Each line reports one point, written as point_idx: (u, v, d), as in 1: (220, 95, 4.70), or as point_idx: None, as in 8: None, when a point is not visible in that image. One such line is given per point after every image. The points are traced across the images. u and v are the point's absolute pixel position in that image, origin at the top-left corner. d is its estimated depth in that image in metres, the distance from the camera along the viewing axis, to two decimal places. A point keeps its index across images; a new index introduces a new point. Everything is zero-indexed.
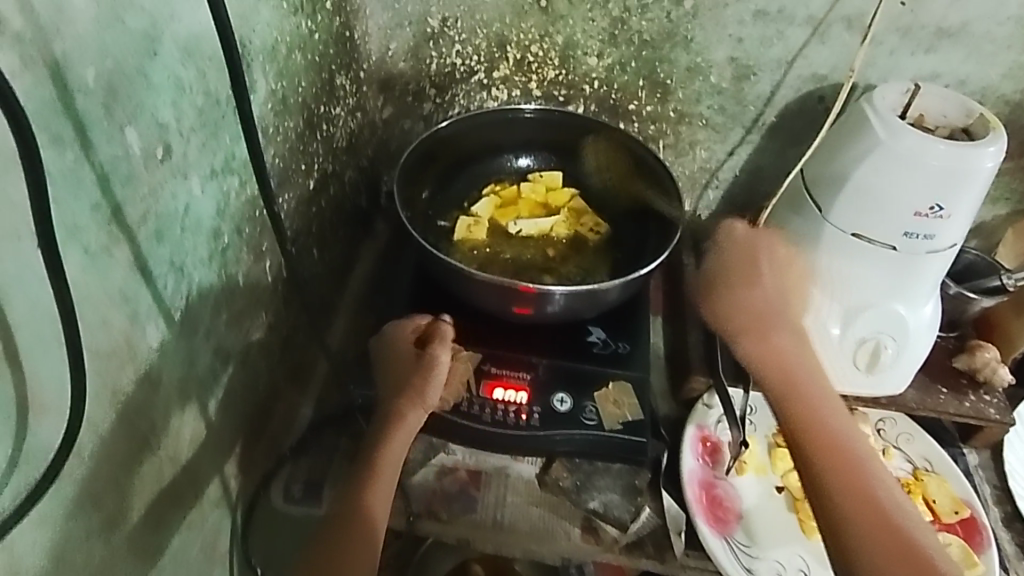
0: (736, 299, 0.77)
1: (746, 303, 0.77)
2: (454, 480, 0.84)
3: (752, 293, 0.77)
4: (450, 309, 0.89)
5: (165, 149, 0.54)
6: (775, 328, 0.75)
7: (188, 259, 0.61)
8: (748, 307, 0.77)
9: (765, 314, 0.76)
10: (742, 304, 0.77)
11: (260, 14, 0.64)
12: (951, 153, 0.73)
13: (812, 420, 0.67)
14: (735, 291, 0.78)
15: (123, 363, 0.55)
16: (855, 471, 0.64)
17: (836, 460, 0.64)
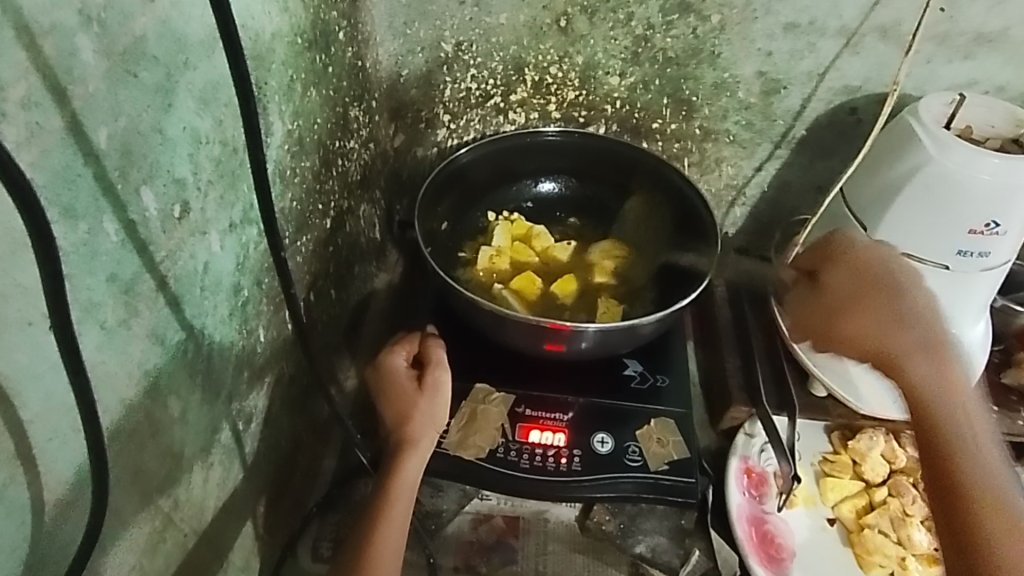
0: (856, 307, 0.67)
1: (857, 311, 0.67)
2: (490, 529, 0.80)
3: (859, 289, 0.68)
4: (474, 348, 0.85)
5: (182, 207, 0.50)
6: (876, 337, 0.65)
7: (208, 320, 0.56)
8: (858, 313, 0.67)
9: (860, 319, 0.66)
10: (847, 301, 0.68)
11: (275, 52, 0.60)
12: (1004, 167, 0.69)
13: (934, 428, 0.56)
14: (853, 291, 0.69)
15: (144, 441, 0.51)
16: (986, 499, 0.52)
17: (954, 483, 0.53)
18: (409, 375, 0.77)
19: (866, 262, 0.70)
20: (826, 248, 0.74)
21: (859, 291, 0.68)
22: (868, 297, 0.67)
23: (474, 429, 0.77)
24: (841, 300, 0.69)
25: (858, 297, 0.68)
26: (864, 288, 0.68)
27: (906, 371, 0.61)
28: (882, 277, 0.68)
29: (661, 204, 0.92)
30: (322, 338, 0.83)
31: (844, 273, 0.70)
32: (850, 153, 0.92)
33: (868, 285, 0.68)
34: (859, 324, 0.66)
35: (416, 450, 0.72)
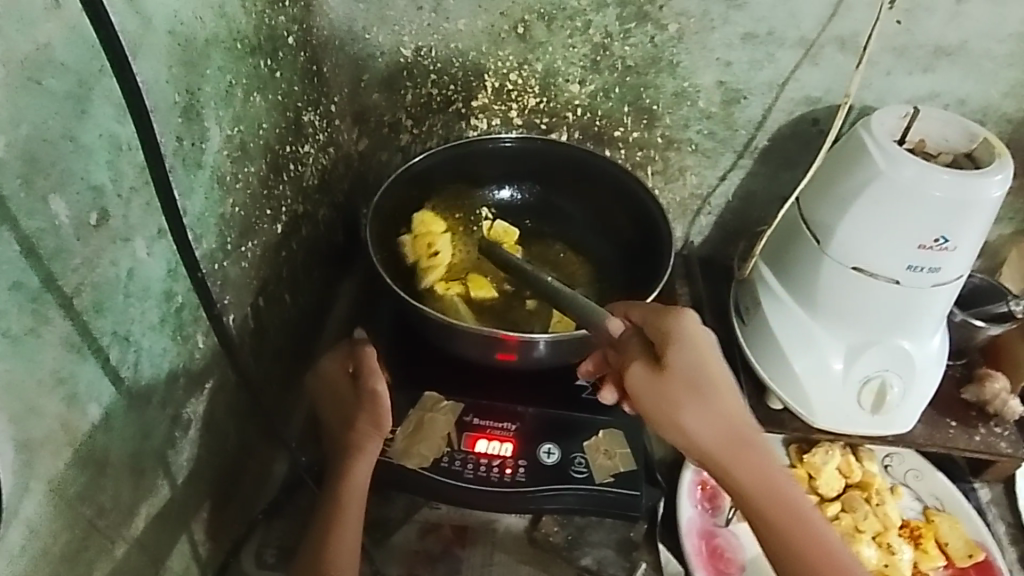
0: (693, 404, 0.59)
1: (689, 410, 0.59)
2: (438, 539, 0.79)
3: (698, 381, 0.59)
4: (426, 357, 0.85)
5: (100, 214, 0.50)
6: (753, 442, 0.61)
7: (135, 327, 0.56)
8: (693, 414, 0.59)
9: (711, 414, 0.60)
10: (687, 390, 0.59)
11: (210, 58, 0.60)
12: (955, 183, 0.68)
13: (801, 525, 0.59)
14: (693, 380, 0.59)
15: (60, 450, 0.50)
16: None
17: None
18: (348, 383, 0.75)
19: (695, 345, 0.60)
20: (661, 318, 0.62)
21: (696, 381, 0.59)
22: (701, 390, 0.59)
23: (420, 438, 0.76)
24: (700, 387, 0.59)
25: (695, 389, 0.59)
26: (703, 386, 0.59)
27: (751, 485, 0.60)
28: (705, 374, 0.59)
29: (621, 212, 0.92)
30: (274, 343, 0.83)
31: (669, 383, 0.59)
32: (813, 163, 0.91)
33: (708, 377, 0.59)
34: (722, 429, 0.60)
35: (364, 456, 0.71)
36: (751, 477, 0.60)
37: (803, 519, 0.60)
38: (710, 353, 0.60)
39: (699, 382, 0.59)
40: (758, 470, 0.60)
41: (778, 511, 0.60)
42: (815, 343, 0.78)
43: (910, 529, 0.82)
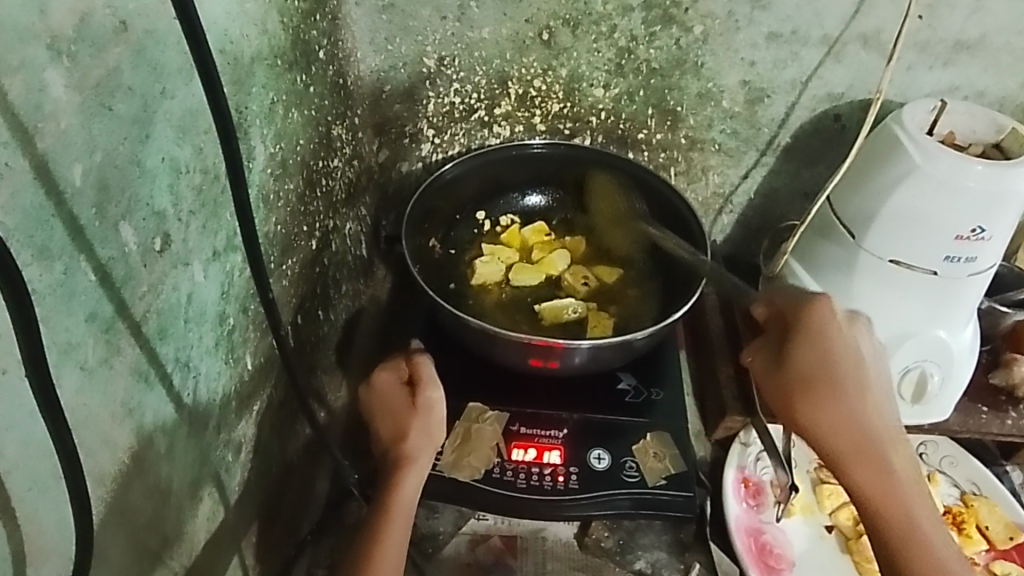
0: (810, 398, 0.63)
1: (806, 405, 0.63)
2: (488, 550, 0.77)
3: (820, 378, 0.63)
4: (464, 366, 0.84)
5: (163, 239, 0.49)
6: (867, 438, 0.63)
7: (194, 352, 0.55)
8: (812, 403, 0.63)
9: (840, 418, 0.63)
10: (799, 386, 0.63)
11: (255, 76, 0.59)
12: (989, 173, 0.70)
13: (915, 525, 0.62)
14: (824, 380, 0.62)
15: (130, 481, 0.49)
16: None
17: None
18: (403, 392, 0.76)
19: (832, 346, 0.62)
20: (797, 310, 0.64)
21: (807, 378, 0.63)
22: (820, 386, 0.63)
23: (469, 450, 0.76)
24: (835, 384, 0.63)
25: (809, 387, 0.63)
26: (836, 385, 0.63)
27: (857, 475, 0.63)
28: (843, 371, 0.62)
29: (649, 212, 0.92)
30: (311, 360, 0.82)
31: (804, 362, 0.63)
32: (835, 159, 0.92)
33: (823, 369, 0.62)
34: (833, 419, 0.63)
35: (415, 467, 0.70)
36: (869, 469, 0.62)
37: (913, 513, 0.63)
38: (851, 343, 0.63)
39: (814, 378, 0.63)
40: (876, 464, 0.63)
41: (890, 505, 0.62)
42: None
43: (952, 515, 0.84)
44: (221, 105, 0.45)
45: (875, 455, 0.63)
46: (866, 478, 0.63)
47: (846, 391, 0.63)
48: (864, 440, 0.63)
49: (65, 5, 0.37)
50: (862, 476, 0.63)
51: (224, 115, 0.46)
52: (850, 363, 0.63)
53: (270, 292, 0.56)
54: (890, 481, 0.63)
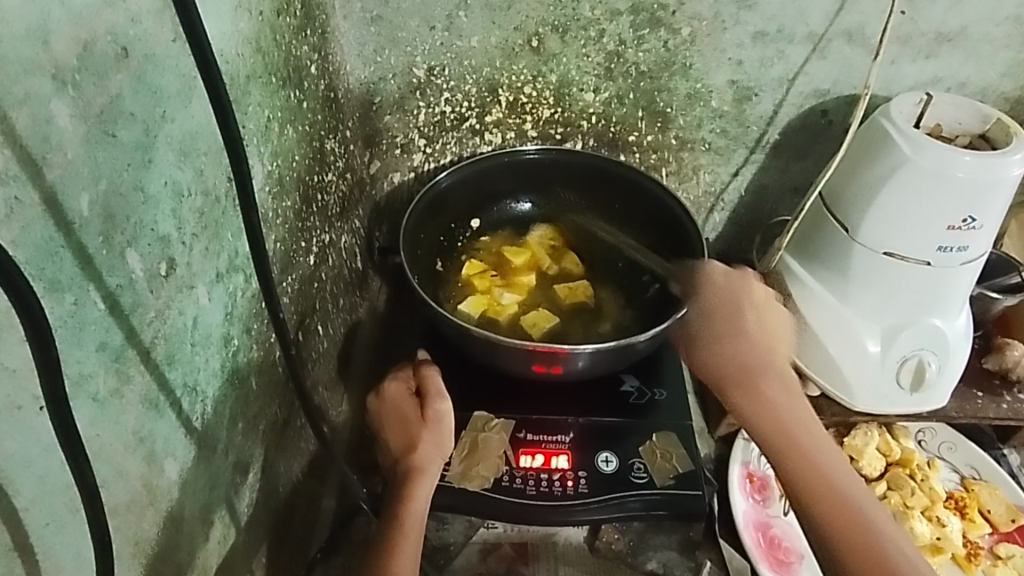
0: (710, 345, 0.72)
1: (711, 351, 0.72)
2: (500, 558, 0.78)
3: (709, 342, 0.73)
4: (466, 375, 0.84)
5: (168, 264, 0.48)
6: (753, 369, 0.69)
7: (201, 375, 0.54)
8: (710, 351, 0.72)
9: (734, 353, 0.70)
10: (699, 343, 0.73)
11: (251, 94, 0.59)
12: (978, 164, 0.71)
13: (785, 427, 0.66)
14: (699, 341, 0.74)
15: (143, 510, 0.48)
16: (858, 540, 0.61)
17: (838, 519, 0.61)
18: (413, 403, 0.76)
19: (726, 310, 0.74)
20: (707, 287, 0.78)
21: (693, 337, 0.75)
22: (710, 341, 0.73)
23: (477, 459, 0.76)
24: (696, 340, 0.74)
25: (712, 337, 0.73)
26: (719, 332, 0.73)
27: (761, 397, 0.68)
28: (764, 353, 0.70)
29: (643, 214, 0.92)
30: (313, 377, 0.81)
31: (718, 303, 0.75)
32: (823, 153, 0.94)
33: (718, 332, 0.73)
34: (733, 341, 0.71)
35: (425, 478, 0.71)
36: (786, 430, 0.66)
37: (801, 434, 0.66)
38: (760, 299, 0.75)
39: (708, 339, 0.73)
40: (750, 390, 0.68)
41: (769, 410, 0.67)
42: (851, 328, 0.80)
43: (955, 500, 0.85)
44: (230, 129, 0.45)
45: (754, 382, 0.68)
46: (743, 401, 0.68)
47: (704, 332, 0.74)
48: (740, 364, 0.69)
49: (67, 35, 0.37)
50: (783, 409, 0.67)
51: (231, 137, 0.46)
52: (744, 308, 0.74)
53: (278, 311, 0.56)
54: (768, 403, 0.67)
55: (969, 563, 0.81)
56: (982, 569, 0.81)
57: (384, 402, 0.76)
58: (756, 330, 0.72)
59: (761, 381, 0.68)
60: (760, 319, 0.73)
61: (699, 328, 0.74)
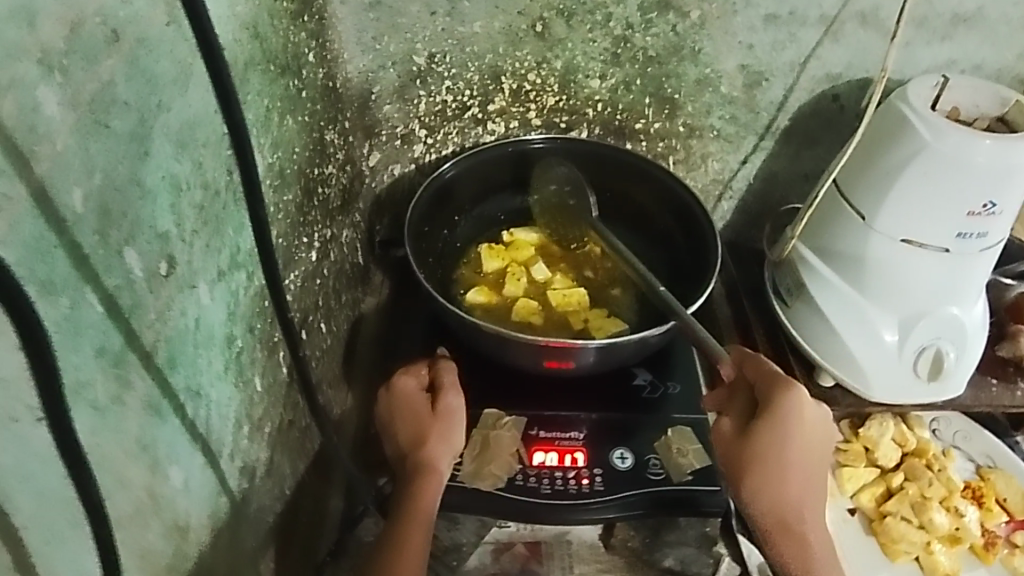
0: (754, 473, 0.62)
1: (750, 478, 0.63)
2: (513, 558, 0.76)
3: (764, 468, 0.63)
4: (473, 371, 0.82)
5: (168, 262, 0.46)
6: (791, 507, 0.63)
7: (204, 379, 0.52)
8: (758, 481, 0.63)
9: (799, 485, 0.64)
10: (747, 466, 0.63)
11: (250, 83, 0.56)
12: (998, 147, 0.69)
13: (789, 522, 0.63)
14: (744, 455, 0.63)
15: (147, 520, 0.46)
16: None
17: None
18: (424, 397, 0.75)
19: (792, 419, 0.62)
20: (769, 392, 0.64)
21: (757, 458, 0.62)
22: (767, 468, 0.62)
23: (489, 458, 0.74)
24: (759, 461, 0.62)
25: (757, 464, 0.62)
26: (774, 466, 0.62)
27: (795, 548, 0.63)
28: (809, 441, 0.64)
29: (652, 203, 0.90)
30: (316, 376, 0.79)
31: (781, 425, 0.62)
32: (834, 140, 0.92)
33: (772, 456, 0.62)
34: (801, 460, 0.63)
35: (435, 476, 0.69)
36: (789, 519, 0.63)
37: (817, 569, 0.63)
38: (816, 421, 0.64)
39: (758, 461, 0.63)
40: (792, 538, 0.63)
41: (779, 499, 0.63)
42: (866, 317, 0.79)
43: (971, 489, 0.83)
44: (235, 117, 0.43)
45: (795, 532, 0.63)
46: (755, 487, 0.63)
47: (777, 452, 0.62)
48: (783, 517, 0.63)
49: (56, 16, 0.34)
50: (796, 534, 0.63)
51: (235, 127, 0.43)
52: (803, 428, 0.63)
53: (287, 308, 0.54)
54: (806, 549, 0.64)
55: (985, 554, 0.79)
56: (1000, 558, 0.80)
57: (399, 396, 0.75)
58: (818, 455, 0.65)
59: (801, 518, 0.64)
60: (819, 431, 0.65)
61: (765, 456, 0.62)
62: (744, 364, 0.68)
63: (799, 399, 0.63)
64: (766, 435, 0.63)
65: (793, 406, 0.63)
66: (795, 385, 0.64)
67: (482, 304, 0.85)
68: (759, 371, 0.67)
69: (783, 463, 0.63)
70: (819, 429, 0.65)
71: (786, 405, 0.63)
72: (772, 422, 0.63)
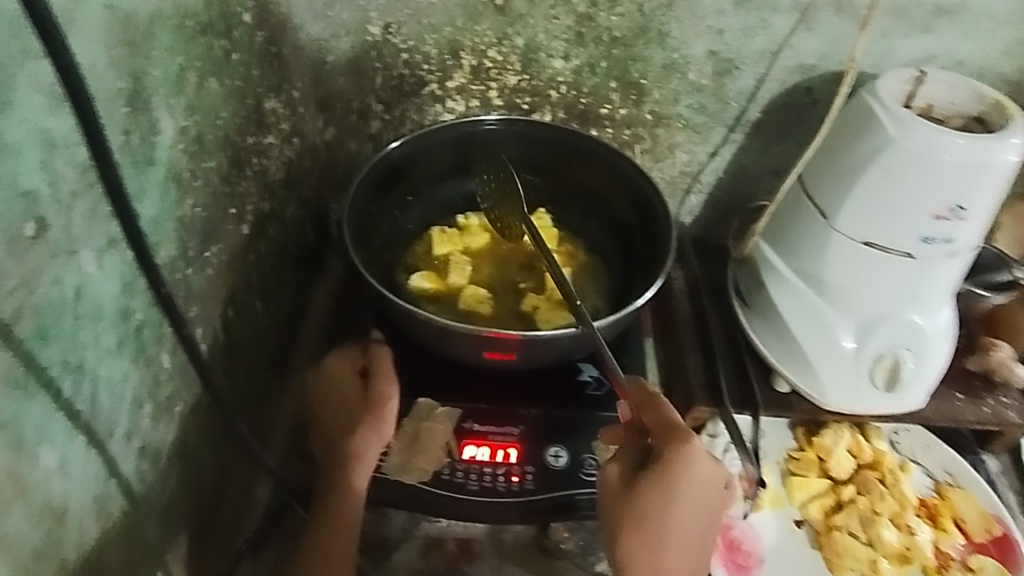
0: (635, 533, 0.59)
1: (629, 539, 0.59)
2: (442, 555, 0.72)
3: (643, 529, 0.59)
4: (413, 359, 0.78)
5: (37, 224, 0.42)
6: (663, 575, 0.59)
7: (89, 353, 0.49)
8: (636, 543, 0.59)
9: (676, 551, 0.60)
10: (628, 525, 0.60)
11: (157, 38, 0.53)
12: (970, 147, 0.65)
13: None
14: (627, 513, 0.60)
15: (8, 503, 0.43)
16: None
17: None
18: (357, 381, 0.71)
19: (681, 478, 0.59)
20: (664, 444, 0.61)
21: (639, 519, 0.59)
22: (647, 528, 0.59)
23: (417, 450, 0.70)
24: (641, 520, 0.59)
25: (638, 524, 0.59)
26: (650, 526, 0.59)
27: None
28: (692, 503, 0.60)
29: (613, 191, 0.87)
30: (249, 357, 0.75)
31: (668, 481, 0.59)
32: (806, 135, 0.88)
33: (655, 516, 0.59)
34: (686, 521, 0.60)
35: (361, 467, 0.65)
36: None
37: None
38: (706, 479, 0.61)
39: (639, 520, 0.60)
40: None
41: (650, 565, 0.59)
42: (823, 321, 0.76)
43: (927, 507, 0.80)
44: (63, 60, 0.36)
45: None
46: (630, 546, 0.59)
47: (656, 513, 0.59)
48: None
49: None
50: None
51: (65, 72, 0.37)
52: (691, 487, 0.60)
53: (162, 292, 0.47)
54: None
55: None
56: None
57: (328, 379, 0.71)
58: (700, 521, 0.61)
59: None
60: (710, 494, 0.62)
61: (644, 513, 0.59)
62: (642, 408, 0.65)
63: (694, 455, 0.60)
64: (648, 491, 0.60)
65: (684, 461, 0.60)
66: (691, 438, 0.61)
67: (429, 289, 0.81)
68: (658, 419, 0.63)
69: (659, 523, 0.59)
70: (709, 490, 0.61)
71: (677, 459, 0.60)
72: (658, 477, 0.60)
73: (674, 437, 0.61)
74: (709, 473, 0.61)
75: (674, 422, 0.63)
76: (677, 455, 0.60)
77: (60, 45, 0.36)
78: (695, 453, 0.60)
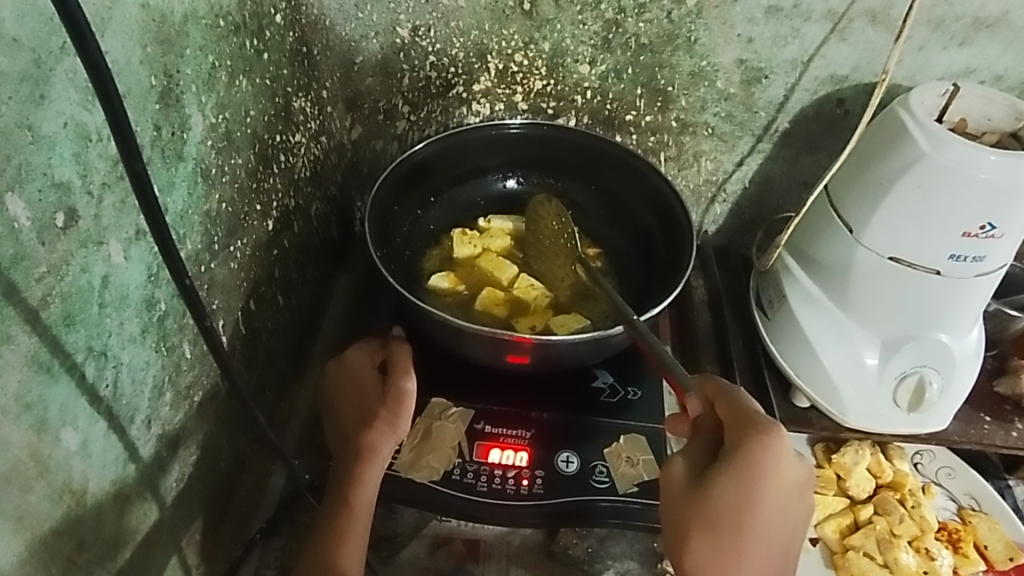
0: (708, 540, 0.57)
1: (701, 545, 0.57)
2: (449, 554, 0.72)
3: (714, 537, 0.57)
4: (431, 357, 0.79)
5: (68, 214, 0.44)
6: None
7: (113, 340, 0.50)
8: (706, 550, 0.57)
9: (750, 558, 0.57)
10: (700, 529, 0.58)
11: (190, 37, 0.54)
12: (1004, 164, 0.63)
13: None
14: (699, 517, 0.58)
15: (30, 482, 0.44)
16: None
17: None
18: (374, 375, 0.72)
19: (758, 476, 0.56)
20: (741, 439, 0.58)
21: (712, 524, 0.57)
22: (722, 535, 0.57)
23: (428, 449, 0.71)
24: (716, 526, 0.57)
25: (710, 531, 0.57)
26: (722, 535, 0.57)
27: None
28: (766, 505, 0.57)
29: (636, 199, 0.87)
30: (269, 349, 0.77)
31: (743, 479, 0.56)
32: (837, 146, 0.86)
33: (729, 520, 0.57)
34: (763, 525, 0.57)
35: (375, 460, 0.66)
36: None
37: None
38: (783, 474, 0.57)
39: (712, 527, 0.57)
40: None
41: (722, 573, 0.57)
42: (847, 337, 0.74)
43: (948, 532, 0.78)
44: (93, 58, 0.37)
45: None
46: (700, 554, 0.57)
47: (730, 518, 0.57)
48: None
49: None
50: None
51: (96, 69, 0.38)
52: (766, 486, 0.57)
53: (183, 283, 0.47)
54: None
55: None
56: None
57: (348, 373, 0.72)
58: (776, 524, 0.58)
59: None
60: (786, 492, 0.58)
61: (716, 518, 0.57)
62: (716, 400, 0.62)
63: (771, 450, 0.57)
64: (722, 490, 0.57)
65: (762, 460, 0.56)
66: (771, 433, 0.57)
67: (448, 289, 0.81)
68: (731, 412, 0.60)
69: (731, 530, 0.57)
70: (784, 486, 0.58)
71: (754, 456, 0.56)
72: (733, 474, 0.57)
73: (751, 431, 0.58)
74: (787, 470, 0.58)
75: (752, 414, 0.59)
76: (753, 450, 0.56)
77: (89, 39, 0.37)
78: (772, 448, 0.57)
